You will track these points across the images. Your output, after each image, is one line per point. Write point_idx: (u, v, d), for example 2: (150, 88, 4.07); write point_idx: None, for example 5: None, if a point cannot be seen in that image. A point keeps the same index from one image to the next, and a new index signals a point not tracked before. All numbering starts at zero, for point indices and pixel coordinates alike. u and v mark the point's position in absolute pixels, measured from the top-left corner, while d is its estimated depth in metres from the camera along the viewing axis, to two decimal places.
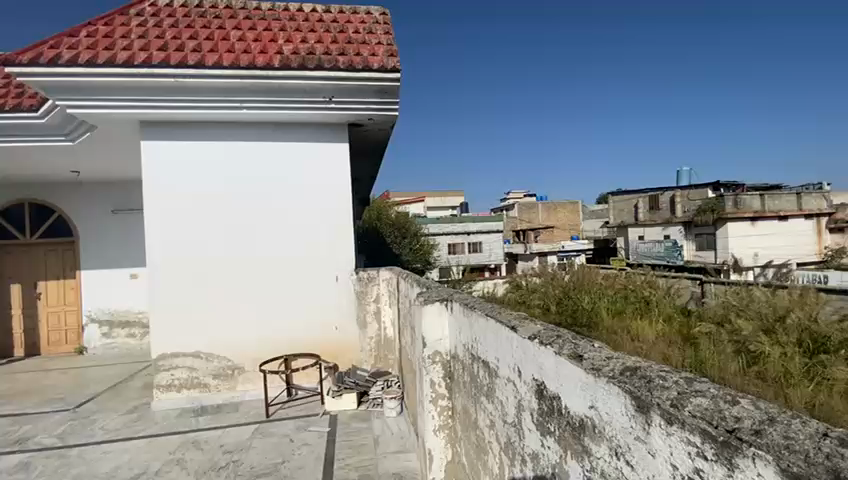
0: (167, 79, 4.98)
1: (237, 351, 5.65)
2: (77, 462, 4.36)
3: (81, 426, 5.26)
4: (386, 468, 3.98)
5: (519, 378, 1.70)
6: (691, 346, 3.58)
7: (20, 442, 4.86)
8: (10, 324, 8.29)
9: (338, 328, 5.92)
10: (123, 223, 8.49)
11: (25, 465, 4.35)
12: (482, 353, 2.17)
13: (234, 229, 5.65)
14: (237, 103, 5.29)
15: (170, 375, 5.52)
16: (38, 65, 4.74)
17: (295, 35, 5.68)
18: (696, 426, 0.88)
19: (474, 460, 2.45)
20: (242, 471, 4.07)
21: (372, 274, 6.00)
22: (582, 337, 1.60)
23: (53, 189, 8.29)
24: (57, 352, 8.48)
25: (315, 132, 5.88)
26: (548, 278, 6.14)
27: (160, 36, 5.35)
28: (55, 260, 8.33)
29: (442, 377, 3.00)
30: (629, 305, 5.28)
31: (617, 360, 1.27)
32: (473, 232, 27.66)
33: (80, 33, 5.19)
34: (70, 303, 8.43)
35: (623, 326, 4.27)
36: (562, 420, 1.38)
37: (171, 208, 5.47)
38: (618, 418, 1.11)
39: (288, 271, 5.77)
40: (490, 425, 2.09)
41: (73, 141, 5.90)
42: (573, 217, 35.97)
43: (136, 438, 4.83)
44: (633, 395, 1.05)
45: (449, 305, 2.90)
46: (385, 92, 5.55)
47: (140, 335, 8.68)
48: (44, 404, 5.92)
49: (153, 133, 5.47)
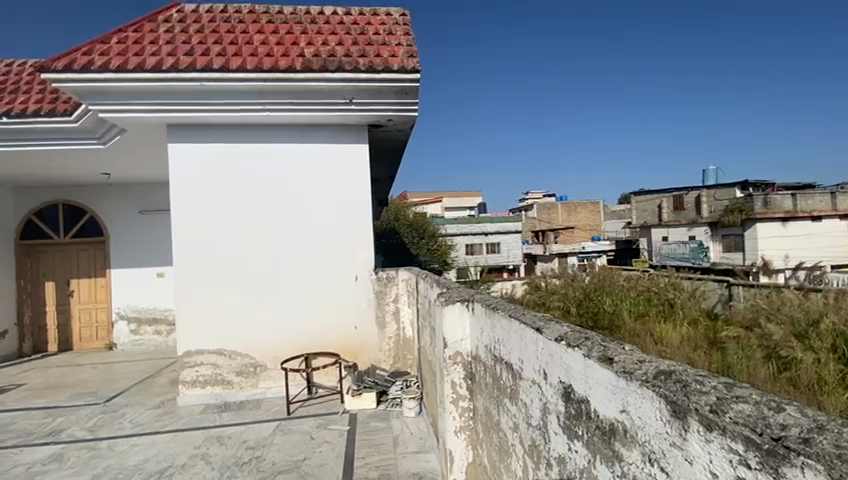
0: (194, 83, 5.11)
1: (258, 350, 5.75)
2: (107, 455, 4.52)
3: (111, 419, 5.44)
4: (406, 468, 3.98)
5: (545, 380, 1.68)
6: (718, 350, 3.48)
7: (54, 434, 5.07)
8: (44, 320, 8.69)
9: (356, 328, 5.96)
10: (150, 224, 8.75)
11: (59, 456, 4.53)
12: (505, 355, 2.15)
13: (253, 230, 5.75)
14: (260, 105, 5.40)
15: (194, 371, 5.65)
16: (72, 70, 4.93)
17: (317, 38, 5.76)
18: (738, 432, 0.85)
19: (496, 462, 2.44)
20: (264, 467, 4.13)
21: (391, 274, 6.04)
22: (611, 340, 1.56)
23: (84, 191, 8.60)
24: (88, 347, 8.82)
25: (335, 133, 5.94)
26: (568, 280, 6.05)
27: (187, 42, 5.50)
28: (86, 259, 8.67)
29: (463, 377, 2.97)
30: (652, 308, 5.13)
31: (650, 363, 1.23)
32: (491, 232, 27.49)
33: (111, 39, 5.40)
34: (101, 300, 8.74)
35: (647, 329, 4.18)
36: (591, 424, 1.35)
37: (191, 209, 5.60)
38: (652, 423, 1.07)
39: (306, 271, 5.85)
40: (514, 428, 2.06)
41: (104, 144, 6.10)
42: (594, 218, 35.40)
43: (162, 433, 4.97)
44: (669, 400, 1.02)
45: (469, 306, 2.89)
46: (405, 92, 5.56)
47: (166, 332, 8.92)
48: (76, 398, 6.16)
49: (177, 135, 5.62)
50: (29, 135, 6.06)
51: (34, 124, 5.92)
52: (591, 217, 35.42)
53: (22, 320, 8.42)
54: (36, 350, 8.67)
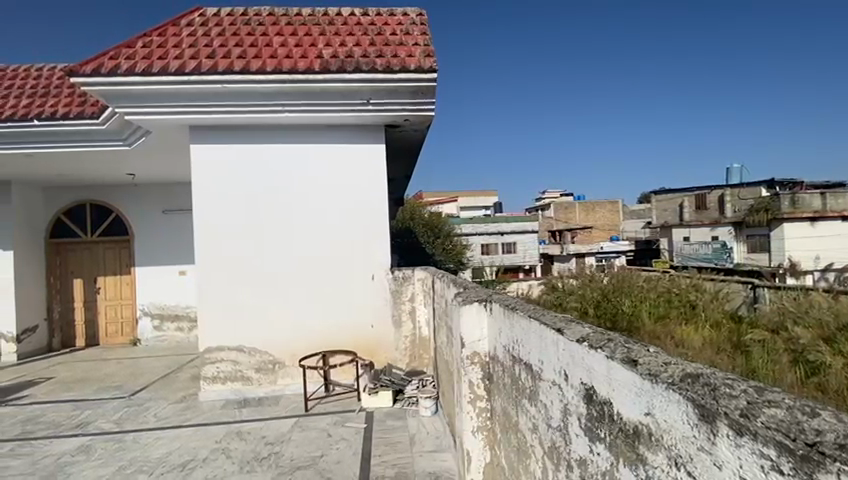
0: (215, 85, 5.21)
1: (277, 347, 5.84)
2: (132, 447, 4.65)
3: (136, 413, 5.61)
4: (422, 467, 3.99)
5: (566, 382, 1.66)
6: (742, 354, 3.39)
7: (81, 426, 5.25)
8: (72, 315, 9.01)
9: (373, 327, 6.00)
10: (173, 223, 8.96)
11: (86, 448, 4.68)
12: (525, 355, 2.13)
13: (273, 229, 5.85)
14: (280, 107, 5.49)
15: (215, 367, 5.77)
16: (99, 74, 5.08)
17: (334, 39, 5.81)
18: (770, 437, 0.83)
19: (514, 463, 2.42)
20: (283, 463, 4.20)
21: (407, 273, 6.06)
22: (634, 341, 1.54)
23: (110, 191, 8.87)
24: (113, 342, 9.09)
25: (353, 133, 5.99)
26: (586, 281, 5.98)
27: (208, 45, 5.62)
28: (112, 257, 8.95)
29: (481, 378, 2.96)
30: (673, 310, 5.01)
31: (676, 366, 1.21)
32: (506, 232, 27.29)
33: (137, 44, 5.55)
34: (126, 298, 9.00)
35: (668, 331, 4.09)
36: (614, 426, 1.33)
37: (213, 208, 5.73)
38: (679, 427, 1.05)
39: (326, 270, 5.92)
40: (533, 430, 2.05)
41: (130, 146, 6.29)
42: (612, 218, 34.86)
43: (185, 427, 5.10)
44: (697, 403, 1.01)
45: (487, 306, 2.88)
46: (421, 92, 5.55)
47: (188, 329, 9.13)
48: (103, 392, 6.37)
49: (200, 136, 5.74)
50: (59, 137, 6.28)
51: (63, 126, 6.14)
52: (609, 216, 34.83)
53: (51, 316, 8.77)
54: (64, 345, 8.99)
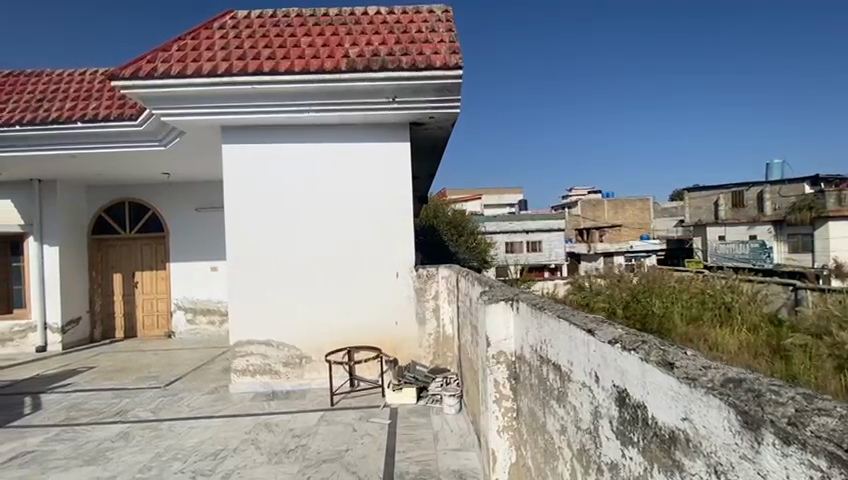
0: (246, 86, 5.34)
1: (304, 342, 5.96)
2: (168, 435, 4.86)
3: (171, 402, 5.85)
4: (446, 465, 4.00)
5: (597, 384, 1.63)
6: (781, 360, 3.22)
7: (121, 413, 5.53)
8: (113, 308, 9.48)
9: (397, 324, 6.05)
10: (204, 221, 9.25)
11: (125, 435, 4.92)
12: (553, 356, 2.10)
13: (302, 228, 5.97)
14: (308, 106, 5.57)
15: (245, 361, 5.94)
16: (137, 77, 5.30)
17: (360, 38, 5.87)
18: (820, 447, 0.79)
19: (541, 465, 2.39)
20: (309, 455, 4.29)
21: (431, 271, 6.07)
22: (669, 344, 1.50)
23: (147, 190, 9.24)
24: (150, 334, 9.50)
25: (379, 132, 6.04)
26: (614, 281, 5.84)
27: (239, 46, 5.78)
28: (149, 253, 9.34)
29: (507, 377, 2.92)
30: (706, 311, 4.81)
31: (715, 370, 1.17)
32: (532, 231, 26.94)
33: (172, 47, 5.76)
34: (162, 291, 9.39)
35: (701, 334, 3.93)
36: (648, 431, 1.29)
37: (245, 206, 5.89)
38: (719, 433, 1.01)
39: (351, 267, 5.99)
40: (562, 431, 2.01)
41: (165, 146, 6.54)
42: (642, 216, 33.84)
43: (216, 417, 5.28)
44: (740, 409, 0.96)
45: (514, 305, 2.85)
46: (447, 90, 5.50)
47: (218, 323, 9.41)
48: (141, 381, 6.67)
49: (231, 136, 5.90)
50: (101, 138, 6.60)
51: (104, 128, 6.43)
52: (638, 215, 33.82)
53: (93, 308, 9.25)
54: (105, 336, 9.47)
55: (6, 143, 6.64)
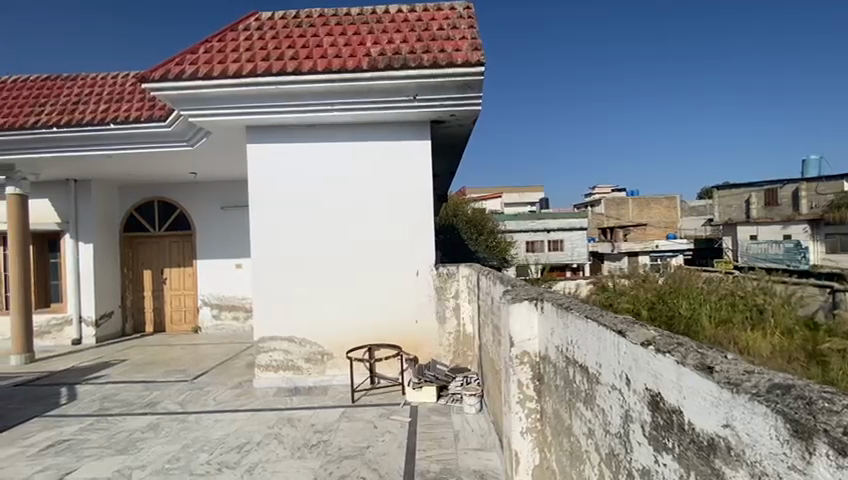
0: (270, 86, 5.44)
1: (326, 338, 6.03)
2: (195, 427, 5.00)
3: (197, 396, 6.02)
4: (467, 465, 3.97)
5: (627, 387, 1.58)
6: (819, 364, 3.07)
7: (151, 405, 5.72)
8: (143, 303, 9.82)
9: (417, 322, 6.06)
10: (229, 219, 9.46)
11: (155, 426, 5.08)
12: (580, 357, 2.05)
13: (325, 227, 6.03)
14: (330, 106, 5.61)
15: (268, 356, 6.05)
16: (166, 79, 5.44)
17: (382, 37, 5.88)
18: None
19: (566, 468, 2.34)
20: (331, 451, 4.34)
21: (452, 270, 6.02)
22: (707, 346, 1.44)
23: (175, 189, 9.51)
24: (178, 329, 9.78)
25: (399, 130, 6.04)
26: (639, 281, 5.70)
27: (263, 48, 5.87)
28: (177, 250, 9.62)
29: (530, 378, 2.88)
30: (736, 314, 4.62)
31: (760, 375, 1.11)
32: (553, 230, 26.57)
33: (199, 50, 5.90)
34: (189, 288, 9.66)
35: (732, 336, 3.78)
36: (685, 437, 1.24)
37: (270, 205, 5.98)
38: (764, 442, 0.96)
39: (372, 265, 6.02)
40: (589, 435, 1.96)
41: (193, 146, 6.72)
42: (669, 215, 32.94)
43: (241, 411, 5.40)
44: (789, 417, 0.92)
45: (538, 305, 2.81)
46: (468, 87, 5.45)
47: (243, 318, 9.61)
48: (169, 374, 6.89)
49: (255, 135, 6.00)
50: (132, 139, 6.82)
51: (135, 129, 6.64)
52: (664, 213, 32.92)
53: (124, 303, 9.61)
54: (136, 330, 9.82)
55: (44, 145, 6.94)
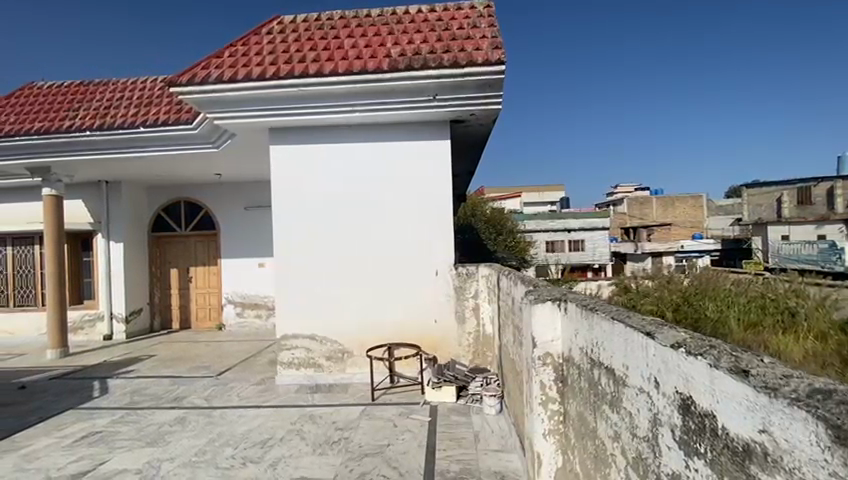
0: (292, 89, 5.54)
1: (346, 337, 6.10)
2: (219, 422, 5.14)
3: (222, 391, 6.18)
4: (487, 466, 3.96)
5: (656, 390, 1.55)
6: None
7: (178, 400, 5.90)
8: (169, 300, 10.12)
9: (436, 322, 6.07)
10: (252, 219, 9.68)
11: (182, 419, 5.24)
12: (606, 358, 2.02)
13: (346, 228, 6.10)
14: (350, 107, 5.67)
15: (290, 353, 6.15)
16: (192, 83, 5.60)
17: (402, 38, 5.92)
18: None
19: (590, 470, 2.32)
20: (352, 448, 4.39)
21: (471, 270, 6.01)
22: (742, 350, 1.40)
23: (200, 190, 9.76)
24: (202, 326, 10.04)
25: (419, 130, 6.06)
26: (663, 282, 5.58)
27: (285, 51, 5.98)
28: (202, 249, 9.88)
29: (554, 380, 2.85)
30: (768, 317, 4.41)
31: (798, 379, 1.08)
32: (574, 229, 26.16)
33: (224, 53, 6.05)
34: (213, 286, 9.92)
35: (761, 340, 3.67)
36: (718, 442, 1.21)
37: (292, 205, 6.09)
38: (803, 448, 0.94)
39: (392, 265, 6.06)
40: (615, 437, 1.93)
41: (218, 148, 6.91)
42: (695, 214, 31.98)
43: (264, 407, 5.52)
44: (830, 423, 0.89)
45: (562, 305, 2.78)
46: (488, 86, 5.42)
47: (265, 316, 9.81)
48: (195, 370, 7.10)
49: (278, 137, 6.11)
50: (160, 141, 7.04)
51: (163, 132, 6.86)
52: (690, 212, 31.96)
53: (152, 300, 9.93)
54: (163, 327, 10.12)
55: (77, 148, 7.23)
